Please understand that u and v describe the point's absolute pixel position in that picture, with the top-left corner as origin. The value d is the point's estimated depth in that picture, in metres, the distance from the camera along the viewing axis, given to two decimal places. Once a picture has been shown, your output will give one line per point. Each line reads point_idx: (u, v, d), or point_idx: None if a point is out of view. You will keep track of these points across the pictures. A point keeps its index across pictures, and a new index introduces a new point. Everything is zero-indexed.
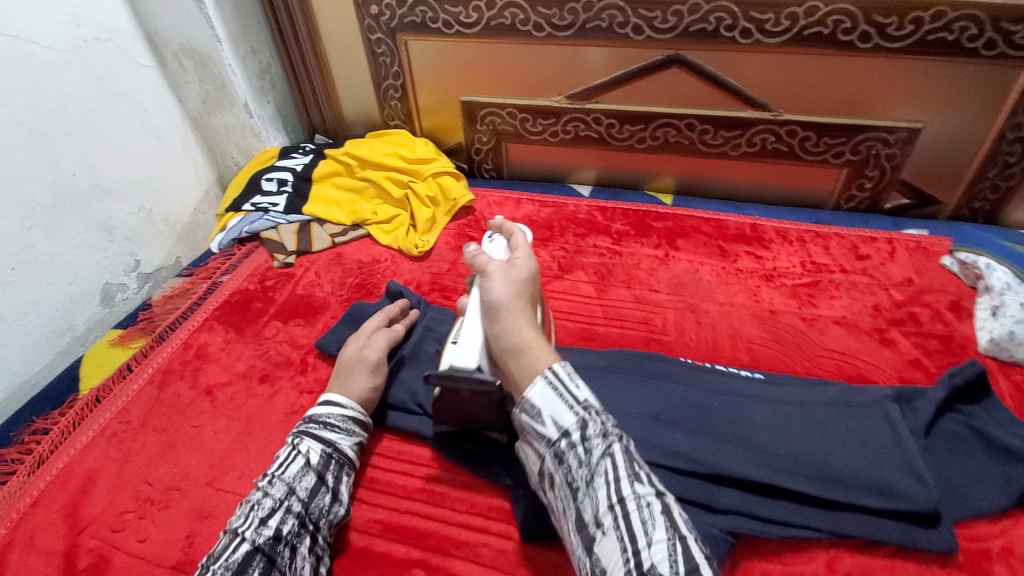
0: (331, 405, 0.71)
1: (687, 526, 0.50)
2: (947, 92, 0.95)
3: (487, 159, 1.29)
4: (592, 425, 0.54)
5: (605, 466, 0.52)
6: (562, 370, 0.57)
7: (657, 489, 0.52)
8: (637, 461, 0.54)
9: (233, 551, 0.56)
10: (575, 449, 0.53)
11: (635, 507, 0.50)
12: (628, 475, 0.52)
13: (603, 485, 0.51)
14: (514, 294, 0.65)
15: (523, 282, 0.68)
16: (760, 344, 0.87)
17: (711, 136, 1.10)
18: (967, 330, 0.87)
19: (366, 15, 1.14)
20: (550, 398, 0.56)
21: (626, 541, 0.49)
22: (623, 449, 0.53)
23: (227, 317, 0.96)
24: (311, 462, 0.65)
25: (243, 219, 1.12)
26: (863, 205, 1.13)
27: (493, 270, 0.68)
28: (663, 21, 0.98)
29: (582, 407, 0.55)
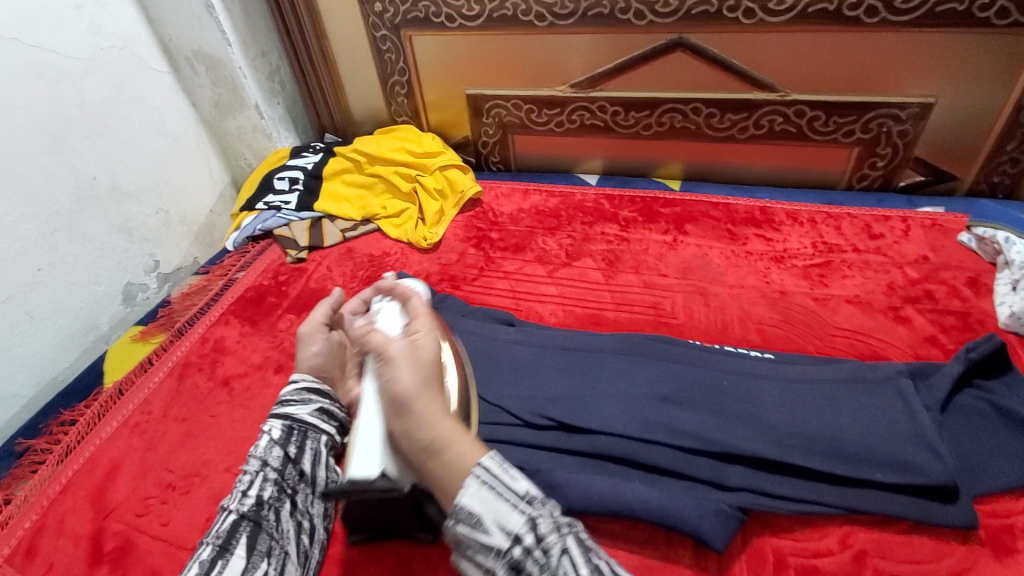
0: (285, 386, 0.71)
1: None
2: (959, 64, 0.93)
3: (494, 152, 1.30)
4: (543, 516, 0.45)
5: (564, 566, 0.42)
6: (495, 463, 0.48)
7: None
8: (596, 552, 0.45)
9: (220, 524, 0.57)
10: (529, 554, 0.43)
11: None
12: (590, 571, 0.42)
13: None
14: (425, 380, 0.53)
15: (430, 360, 0.55)
16: (771, 325, 0.86)
17: (717, 120, 1.09)
18: (986, 306, 0.85)
19: (371, 13, 1.16)
20: (489, 500, 0.45)
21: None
22: (579, 538, 0.45)
23: (243, 312, 0.98)
24: (274, 437, 0.65)
25: (256, 216, 1.14)
26: (876, 184, 1.11)
27: (393, 353, 0.54)
28: (664, 4, 0.97)
29: (528, 500, 0.46)
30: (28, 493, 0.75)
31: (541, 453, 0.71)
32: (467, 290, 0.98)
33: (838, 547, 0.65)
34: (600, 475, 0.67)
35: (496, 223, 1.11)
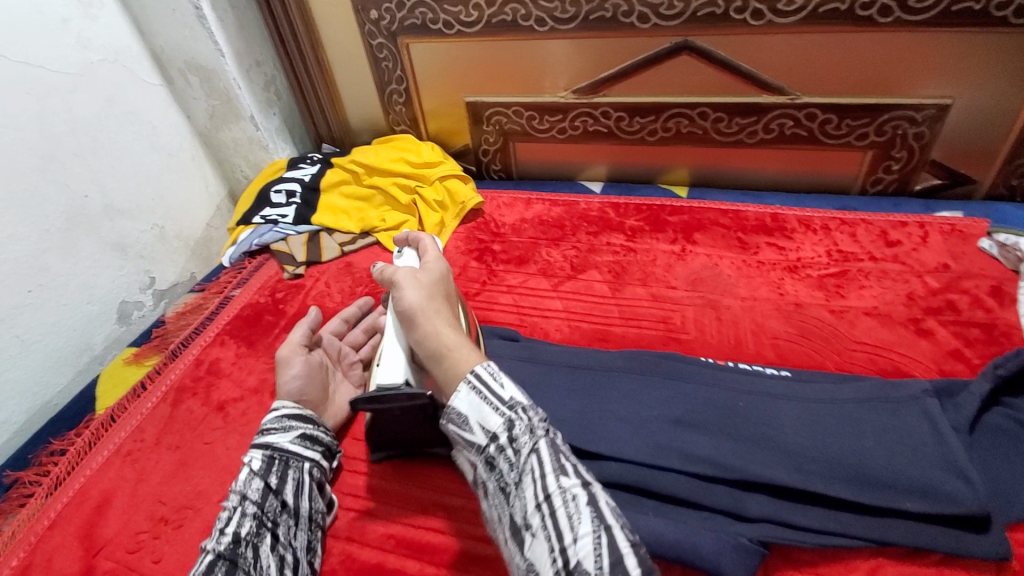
0: (269, 412, 0.70)
1: (618, 517, 0.48)
2: (977, 64, 0.89)
3: (495, 160, 1.27)
4: (523, 419, 0.52)
5: (532, 462, 0.50)
6: (485, 370, 0.55)
7: (584, 480, 0.49)
8: (565, 453, 0.51)
9: (197, 564, 0.56)
10: (506, 450, 0.52)
11: (558, 501, 0.48)
12: (554, 470, 0.49)
13: (532, 484, 0.49)
14: (434, 300, 0.64)
15: (437, 290, 0.66)
16: (786, 340, 0.83)
17: (725, 124, 1.06)
18: (1012, 317, 0.81)
19: (367, 20, 1.13)
20: (477, 404, 0.54)
21: (553, 538, 0.46)
22: (552, 440, 0.51)
23: (239, 331, 0.96)
24: (253, 469, 0.63)
25: (252, 231, 1.12)
26: (891, 188, 1.07)
27: (406, 283, 0.65)
28: (669, 7, 0.94)
29: (509, 407, 0.53)
30: (16, 528, 0.73)
31: None
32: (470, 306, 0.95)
33: None
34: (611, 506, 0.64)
35: (498, 235, 1.08)
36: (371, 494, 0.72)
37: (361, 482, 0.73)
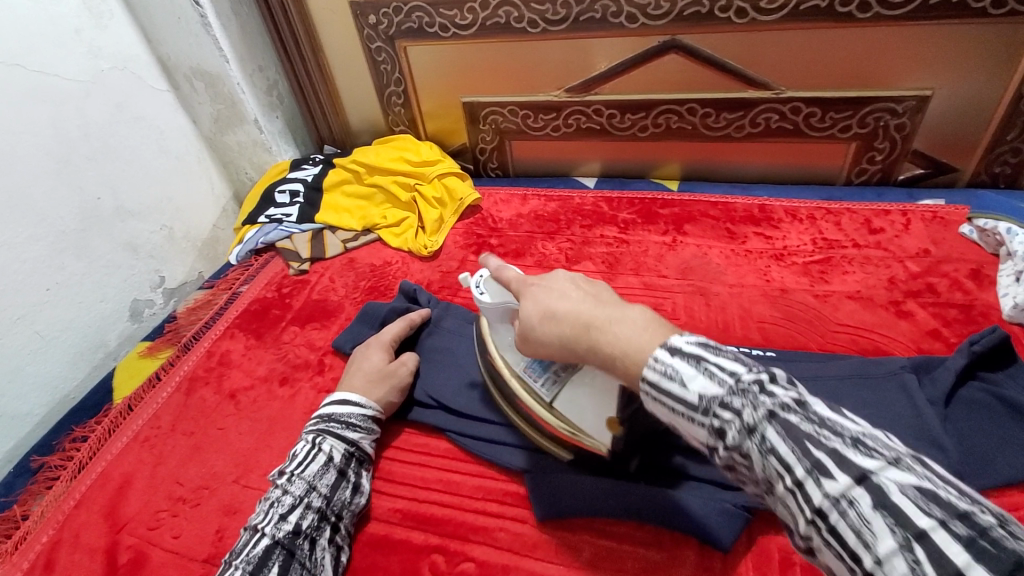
0: (349, 405, 0.73)
1: (929, 503, 0.33)
2: (954, 56, 0.93)
3: (491, 159, 1.31)
4: (727, 414, 0.41)
5: (774, 468, 0.38)
6: (656, 369, 0.44)
7: (856, 470, 0.36)
8: (813, 435, 0.38)
9: (253, 546, 0.59)
10: (733, 457, 0.41)
11: (831, 513, 0.35)
12: (807, 474, 0.37)
13: (788, 494, 0.38)
14: (531, 306, 0.57)
15: (561, 294, 0.55)
16: (773, 322, 0.86)
17: (713, 119, 1.09)
18: (989, 298, 0.85)
19: (366, 25, 1.17)
20: (667, 413, 0.44)
21: (848, 559, 0.35)
22: (782, 421, 0.39)
23: (247, 324, 1.00)
24: (334, 460, 0.68)
25: (258, 230, 1.15)
26: (875, 178, 1.10)
27: (529, 313, 0.56)
28: (655, 7, 0.98)
29: (704, 409, 0.42)
30: (42, 510, 0.77)
31: (546, 457, 0.71)
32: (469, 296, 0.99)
33: None
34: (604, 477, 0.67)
35: (495, 230, 1.12)
36: (376, 473, 0.75)
37: None
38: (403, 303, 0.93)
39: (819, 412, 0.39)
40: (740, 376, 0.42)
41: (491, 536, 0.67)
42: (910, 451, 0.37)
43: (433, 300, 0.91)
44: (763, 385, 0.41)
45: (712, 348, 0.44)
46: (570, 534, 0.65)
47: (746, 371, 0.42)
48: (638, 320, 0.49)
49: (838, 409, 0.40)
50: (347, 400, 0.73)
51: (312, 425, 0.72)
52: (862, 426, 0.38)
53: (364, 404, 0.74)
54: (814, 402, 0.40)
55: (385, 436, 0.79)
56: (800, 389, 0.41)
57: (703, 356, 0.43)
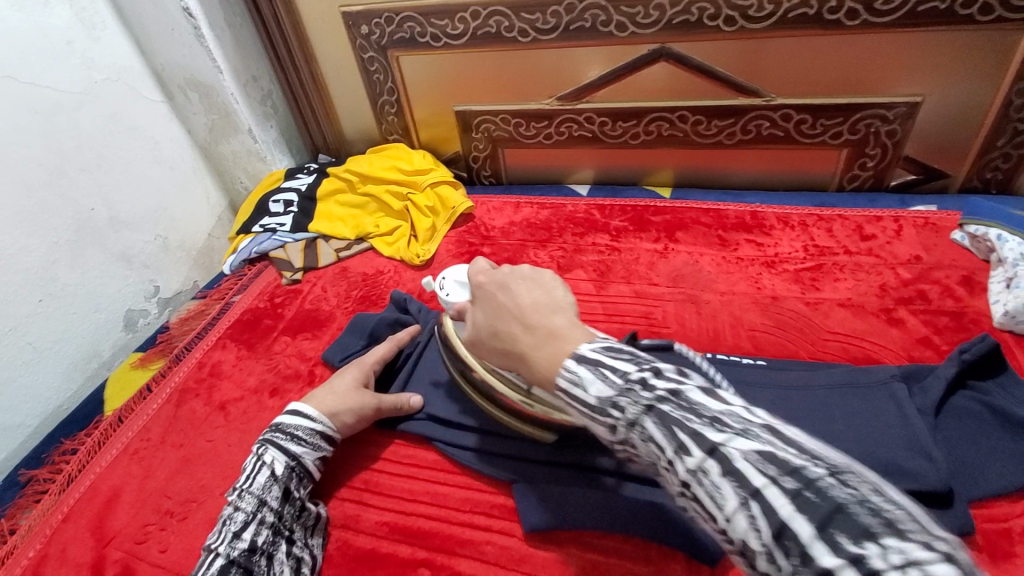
0: (300, 416, 0.71)
1: (768, 464, 0.35)
2: (944, 62, 0.93)
3: (485, 167, 1.31)
4: (617, 413, 0.43)
5: (655, 452, 0.41)
6: (567, 377, 0.47)
7: (707, 444, 0.37)
8: (681, 419, 0.39)
9: (207, 568, 0.58)
10: (629, 448, 0.44)
11: (692, 485, 0.37)
12: (672, 452, 0.39)
13: (666, 472, 0.40)
14: (483, 316, 0.58)
15: (513, 301, 0.55)
16: (763, 331, 0.86)
17: (704, 127, 1.09)
18: (980, 305, 0.84)
19: (358, 35, 1.17)
20: (574, 414, 0.48)
21: (709, 520, 0.37)
22: (657, 411, 0.41)
23: (239, 335, 1.00)
24: (277, 473, 0.66)
25: (252, 240, 1.16)
26: (868, 184, 1.10)
27: (489, 320, 0.57)
28: (645, 15, 0.98)
29: (602, 411, 0.44)
30: (31, 523, 0.77)
31: (534, 467, 0.70)
32: None
33: None
34: (592, 488, 0.66)
35: (488, 238, 1.12)
36: (365, 485, 0.75)
37: (356, 473, 0.77)
38: (394, 313, 0.93)
39: (691, 398, 0.41)
40: (627, 375, 0.44)
41: (479, 549, 0.66)
42: (770, 421, 0.38)
43: (424, 309, 0.92)
44: (646, 382, 0.43)
45: (610, 353, 0.46)
46: (558, 546, 0.65)
47: (633, 370, 0.44)
48: (562, 336, 0.50)
49: (713, 392, 0.41)
50: (299, 412, 0.72)
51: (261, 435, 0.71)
52: (726, 405, 0.40)
53: (313, 416, 0.71)
54: (688, 389, 0.41)
55: (375, 447, 0.79)
56: (682, 379, 0.43)
57: (601, 360, 0.46)
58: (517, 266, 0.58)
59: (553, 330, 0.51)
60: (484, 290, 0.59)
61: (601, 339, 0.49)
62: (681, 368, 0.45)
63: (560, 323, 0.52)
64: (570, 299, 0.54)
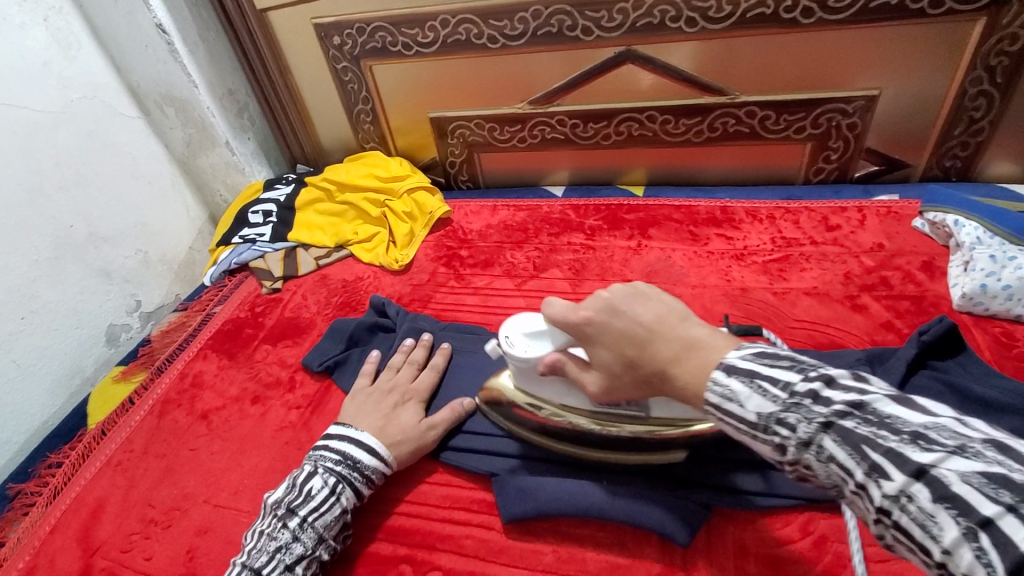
0: (379, 458, 0.70)
1: (994, 488, 0.33)
2: (900, 56, 0.96)
3: (462, 172, 1.33)
4: (784, 430, 0.44)
5: (839, 472, 0.41)
6: (716, 394, 0.47)
7: (908, 465, 0.37)
8: (871, 436, 0.40)
9: None
10: (800, 468, 0.45)
11: (894, 510, 0.38)
12: (866, 475, 0.39)
13: (858, 495, 0.41)
14: (605, 349, 0.57)
15: (642, 329, 0.53)
16: (732, 322, 0.88)
17: (672, 126, 1.12)
18: (940, 289, 0.87)
19: (331, 46, 1.19)
20: (727, 428, 0.48)
21: (919, 548, 0.37)
22: (838, 429, 0.41)
23: (220, 345, 1.01)
24: (344, 514, 0.66)
25: (232, 251, 1.17)
26: (833, 176, 1.13)
27: (618, 350, 0.55)
28: (609, 19, 1.01)
29: (764, 427, 0.45)
30: (20, 536, 0.78)
31: (512, 462, 0.72)
32: (438, 306, 1.01)
33: (799, 534, 0.62)
34: (567, 479, 0.68)
35: (465, 241, 1.14)
36: None
37: None
38: (373, 317, 0.96)
39: (880, 412, 0.40)
40: (791, 388, 0.44)
41: (458, 543, 0.68)
42: (991, 435, 0.36)
43: (402, 312, 0.94)
44: (818, 395, 0.43)
45: (764, 361, 0.46)
46: (535, 537, 0.67)
47: (799, 382, 0.44)
48: (704, 345, 0.50)
49: (907, 403, 0.40)
50: (375, 451, 0.70)
51: (336, 461, 0.69)
52: (930, 418, 0.39)
53: (387, 461, 0.70)
54: (873, 400, 0.41)
55: None
56: (863, 387, 0.42)
57: (755, 371, 0.46)
58: (609, 287, 0.58)
59: (692, 340, 0.51)
60: (595, 319, 0.57)
61: (748, 345, 0.49)
62: (855, 373, 0.44)
63: (695, 331, 0.52)
64: (682, 304, 0.55)
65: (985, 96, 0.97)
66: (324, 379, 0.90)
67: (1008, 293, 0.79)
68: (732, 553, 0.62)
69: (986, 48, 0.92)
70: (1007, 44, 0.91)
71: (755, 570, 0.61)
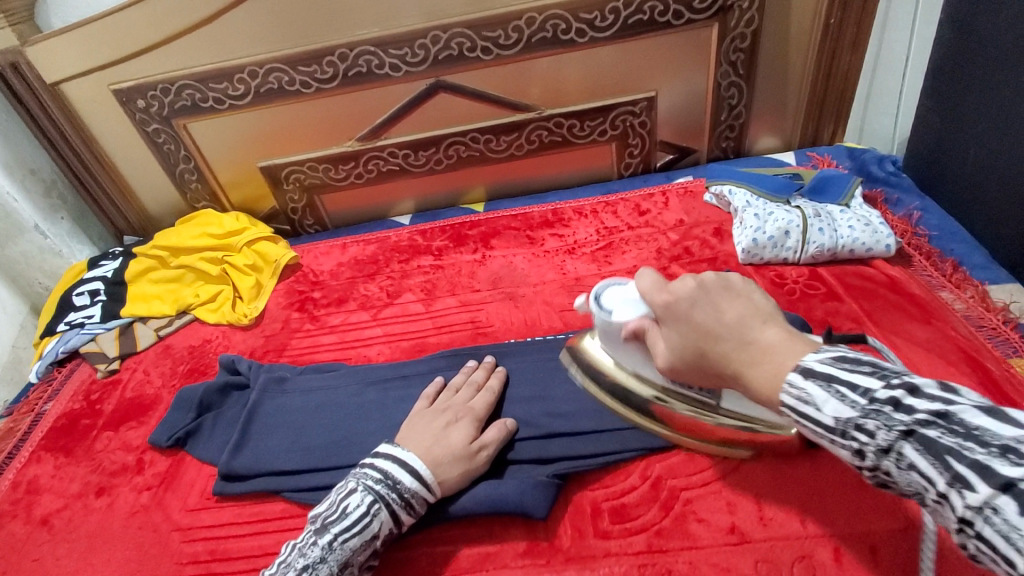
0: (417, 481, 0.65)
1: None
2: (665, 61, 1.13)
3: (306, 216, 1.32)
4: (863, 436, 0.45)
5: (920, 481, 0.42)
6: (791, 396, 0.49)
7: (996, 480, 0.37)
8: (955, 448, 0.39)
9: None
10: (879, 474, 0.45)
11: (976, 522, 0.38)
12: (948, 485, 0.39)
13: (940, 505, 0.41)
14: (680, 339, 0.59)
15: (721, 324, 0.55)
16: (571, 309, 0.98)
17: (495, 143, 1.22)
18: (728, 248, 1.03)
19: (136, 110, 1.14)
20: (806, 433, 0.50)
21: (1003, 562, 0.37)
22: (919, 438, 0.42)
23: (55, 442, 0.92)
24: (376, 537, 0.63)
25: (58, 339, 1.07)
26: (640, 168, 1.29)
27: (697, 341, 0.57)
28: (413, 55, 1.08)
29: (841, 432, 0.46)
30: None
31: None
32: (294, 353, 1.00)
33: (640, 481, 0.70)
34: None
35: (317, 282, 1.14)
36: (212, 555, 0.72)
37: (201, 546, 0.74)
38: (224, 376, 0.92)
39: (968, 423, 0.40)
40: (871, 395, 0.45)
41: None
42: None
43: (255, 365, 0.92)
44: (899, 402, 0.43)
45: (844, 366, 0.47)
46: (411, 549, 0.69)
47: (879, 389, 0.44)
48: (780, 348, 0.51)
49: (997, 413, 0.39)
50: (419, 474, 0.65)
51: (375, 479, 0.65)
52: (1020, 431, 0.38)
53: (432, 486, 0.66)
54: (960, 410, 0.41)
55: (220, 513, 0.76)
56: (949, 397, 0.42)
57: (834, 375, 0.47)
58: (699, 278, 0.59)
59: (767, 344, 0.52)
60: (681, 304, 0.58)
61: (828, 349, 0.49)
62: (942, 382, 0.43)
63: (773, 333, 0.53)
64: (769, 303, 0.56)
65: (736, 86, 1.17)
66: (176, 453, 0.85)
67: (772, 243, 0.96)
68: (586, 514, 0.69)
69: (725, 47, 1.12)
70: (739, 43, 1.11)
71: (607, 523, 0.68)
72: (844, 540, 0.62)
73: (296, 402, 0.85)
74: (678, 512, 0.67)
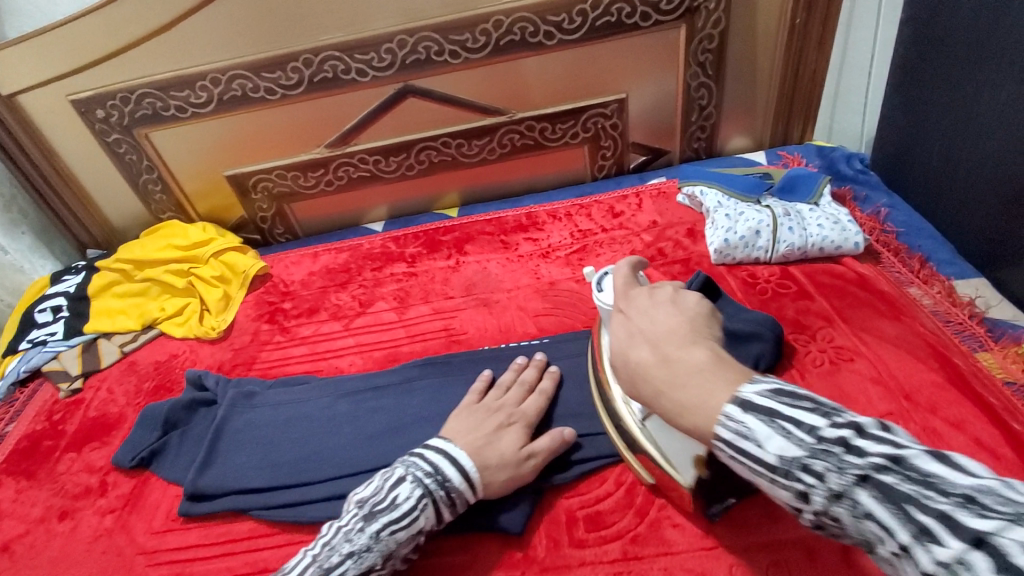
0: (462, 478, 0.63)
1: None
2: (634, 63, 1.13)
3: (276, 225, 1.30)
4: (810, 478, 0.42)
5: (877, 531, 0.38)
6: (729, 428, 0.45)
7: (962, 532, 0.34)
8: (915, 495, 0.36)
9: None
10: (825, 519, 0.42)
11: None
12: (910, 537, 0.36)
13: (898, 557, 0.37)
14: (621, 339, 0.56)
15: (665, 330, 0.52)
16: (545, 314, 0.97)
17: (466, 148, 1.21)
18: (701, 249, 1.03)
19: (95, 120, 1.10)
20: (745, 472, 0.46)
21: None
22: (874, 483, 0.38)
23: (15, 466, 0.88)
24: (423, 529, 0.62)
25: (20, 359, 1.03)
26: (613, 170, 1.29)
27: (635, 342, 0.54)
28: (379, 60, 1.07)
29: (789, 472, 0.43)
30: None
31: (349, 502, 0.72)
32: (264, 366, 0.98)
33: (614, 487, 0.70)
34: None
35: (287, 293, 1.12)
36: None
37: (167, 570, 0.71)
38: (190, 392, 0.90)
39: (923, 468, 0.37)
40: (819, 434, 0.42)
41: None
42: None
43: (222, 380, 0.90)
44: (849, 444, 0.41)
45: (784, 400, 0.44)
46: None
47: (825, 428, 0.42)
48: (705, 371, 0.47)
49: (948, 460, 0.37)
50: (466, 473, 0.63)
51: (427, 470, 0.63)
52: (976, 479, 0.36)
53: (476, 486, 0.64)
54: (913, 454, 0.38)
55: (187, 535, 0.74)
56: (897, 440, 0.40)
57: (776, 410, 0.44)
58: (664, 291, 0.58)
59: (697, 364, 0.48)
60: (637, 311, 0.57)
61: (764, 379, 0.47)
62: (885, 422, 0.42)
63: (707, 355, 0.49)
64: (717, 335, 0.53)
65: (705, 87, 1.18)
66: (141, 473, 0.82)
67: (744, 243, 0.96)
68: (561, 522, 0.68)
69: (693, 48, 1.12)
70: (707, 44, 1.12)
71: (582, 531, 0.67)
72: (815, 540, 0.62)
73: (264, 417, 0.83)
74: (652, 517, 0.66)
